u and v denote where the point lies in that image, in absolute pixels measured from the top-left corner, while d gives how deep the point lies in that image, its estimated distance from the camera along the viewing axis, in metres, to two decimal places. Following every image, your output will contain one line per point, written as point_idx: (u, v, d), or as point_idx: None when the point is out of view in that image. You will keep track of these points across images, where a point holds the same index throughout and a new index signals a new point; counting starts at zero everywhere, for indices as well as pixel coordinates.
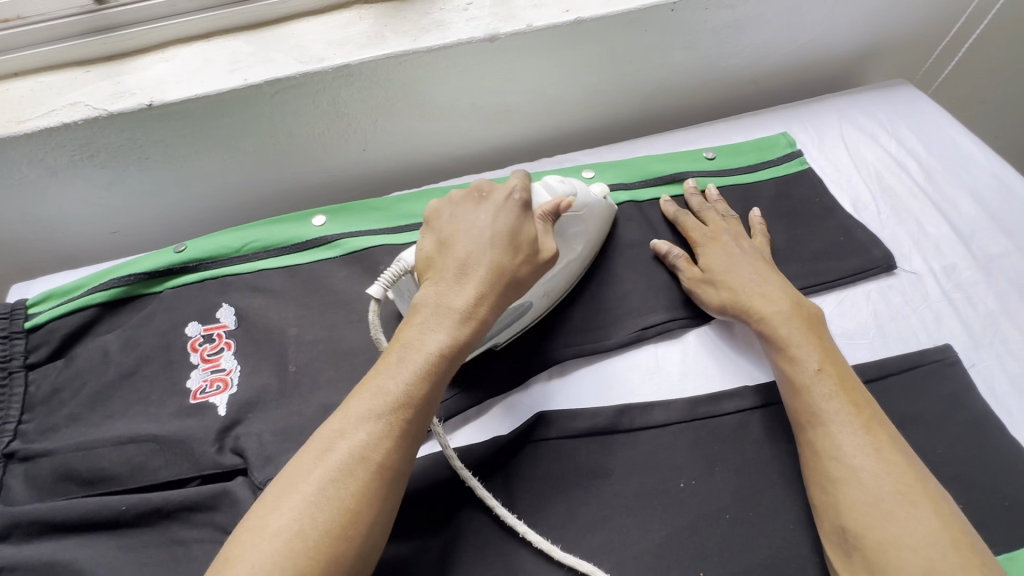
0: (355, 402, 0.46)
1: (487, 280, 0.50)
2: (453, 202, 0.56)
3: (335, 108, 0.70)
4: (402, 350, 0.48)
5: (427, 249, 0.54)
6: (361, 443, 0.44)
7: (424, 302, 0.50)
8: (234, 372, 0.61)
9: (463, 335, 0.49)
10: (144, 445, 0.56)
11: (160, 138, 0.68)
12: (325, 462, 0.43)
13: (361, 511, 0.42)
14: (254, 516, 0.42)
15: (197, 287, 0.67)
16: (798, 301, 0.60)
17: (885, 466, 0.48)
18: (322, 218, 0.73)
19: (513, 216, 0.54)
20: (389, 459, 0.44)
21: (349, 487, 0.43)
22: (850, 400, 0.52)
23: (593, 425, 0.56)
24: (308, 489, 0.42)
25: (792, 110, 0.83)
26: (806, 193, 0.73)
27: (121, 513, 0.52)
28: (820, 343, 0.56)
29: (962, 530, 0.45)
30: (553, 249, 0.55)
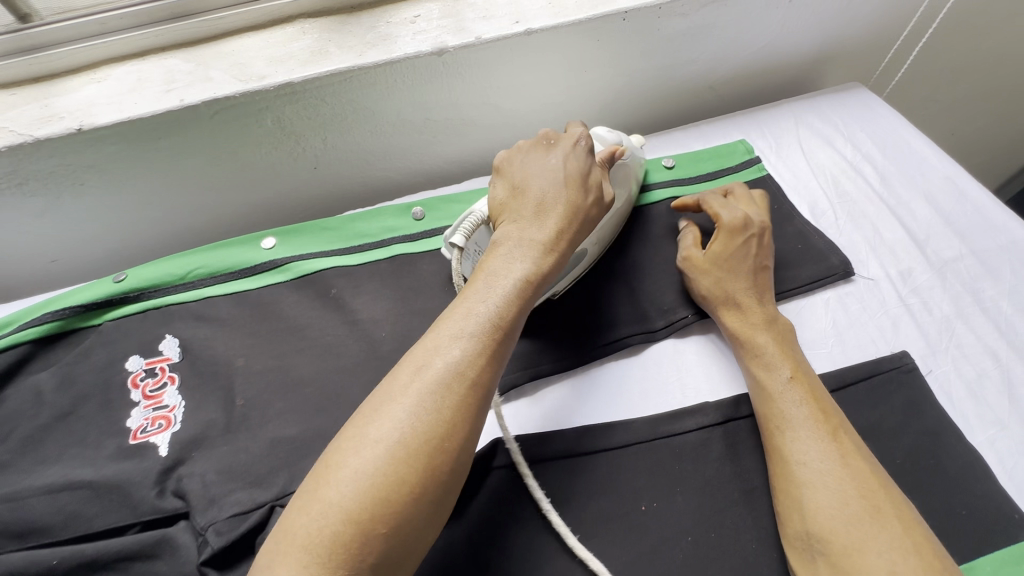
0: (449, 321, 0.46)
1: (563, 217, 0.53)
2: (523, 150, 0.59)
3: (280, 127, 0.68)
4: (486, 278, 0.49)
5: (500, 194, 0.56)
6: (457, 359, 0.43)
7: (504, 237, 0.52)
8: (177, 409, 0.58)
9: (546, 265, 0.51)
10: (78, 493, 0.52)
11: (93, 162, 0.65)
12: (425, 377, 0.43)
13: (458, 423, 0.42)
14: (343, 439, 0.41)
15: (139, 318, 0.64)
16: (772, 314, 0.61)
17: (848, 473, 0.48)
18: (271, 241, 0.70)
19: (585, 161, 0.57)
20: (487, 378, 0.44)
21: (451, 400, 0.42)
22: (817, 408, 0.53)
23: (552, 448, 0.55)
24: (408, 398, 0.42)
25: (750, 116, 0.82)
26: (764, 201, 0.73)
27: (52, 568, 0.49)
28: (790, 354, 0.57)
29: (925, 535, 0.45)
30: (612, 194, 0.59)
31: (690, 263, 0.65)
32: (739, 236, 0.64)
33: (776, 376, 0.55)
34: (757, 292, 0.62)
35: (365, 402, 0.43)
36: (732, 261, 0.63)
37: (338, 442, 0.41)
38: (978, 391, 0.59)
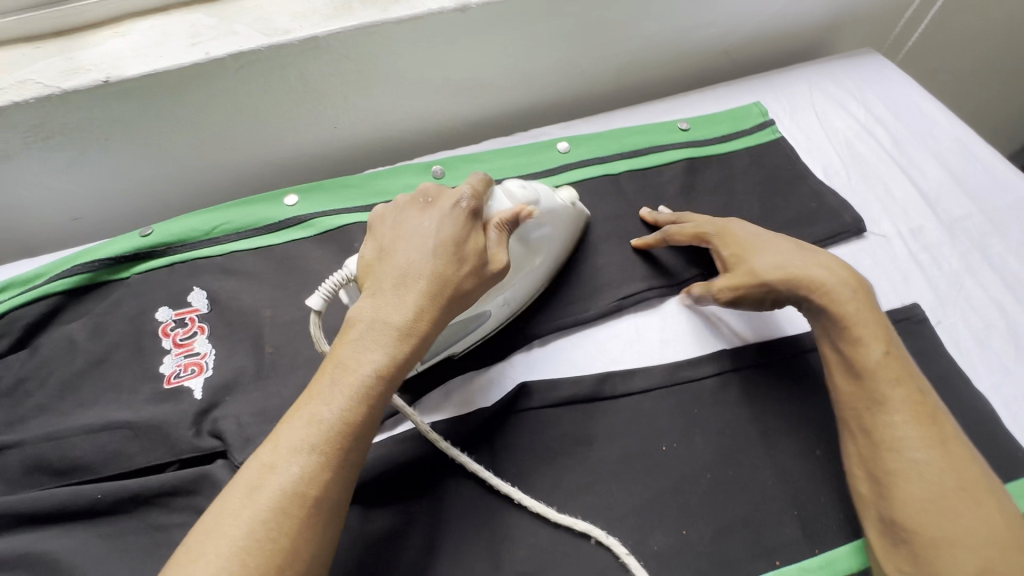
0: (285, 431, 0.42)
1: (428, 298, 0.46)
2: (399, 207, 0.52)
3: (303, 84, 0.68)
4: (334, 371, 0.44)
5: (369, 257, 0.50)
6: (295, 478, 0.40)
7: (359, 317, 0.46)
8: (208, 356, 0.60)
9: (402, 354, 0.45)
10: (118, 433, 0.54)
11: (119, 116, 0.65)
12: (254, 502, 0.40)
13: (297, 547, 0.39)
14: (177, 566, 0.38)
15: (166, 272, 0.65)
16: (854, 278, 0.55)
17: (922, 441, 0.47)
18: (294, 198, 0.71)
19: (464, 225, 0.49)
20: (327, 493, 0.41)
21: (284, 527, 0.39)
22: (899, 375, 0.50)
23: (575, 393, 0.57)
24: (237, 531, 0.38)
25: (763, 81, 0.83)
26: (778, 161, 0.74)
27: (97, 501, 0.51)
28: (872, 321, 0.52)
29: (985, 491, 0.45)
30: (505, 261, 0.50)
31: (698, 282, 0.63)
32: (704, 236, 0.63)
33: (852, 347, 0.52)
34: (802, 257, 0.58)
35: (215, 503, 0.41)
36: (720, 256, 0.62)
37: (192, 540, 0.39)
38: (986, 341, 0.61)
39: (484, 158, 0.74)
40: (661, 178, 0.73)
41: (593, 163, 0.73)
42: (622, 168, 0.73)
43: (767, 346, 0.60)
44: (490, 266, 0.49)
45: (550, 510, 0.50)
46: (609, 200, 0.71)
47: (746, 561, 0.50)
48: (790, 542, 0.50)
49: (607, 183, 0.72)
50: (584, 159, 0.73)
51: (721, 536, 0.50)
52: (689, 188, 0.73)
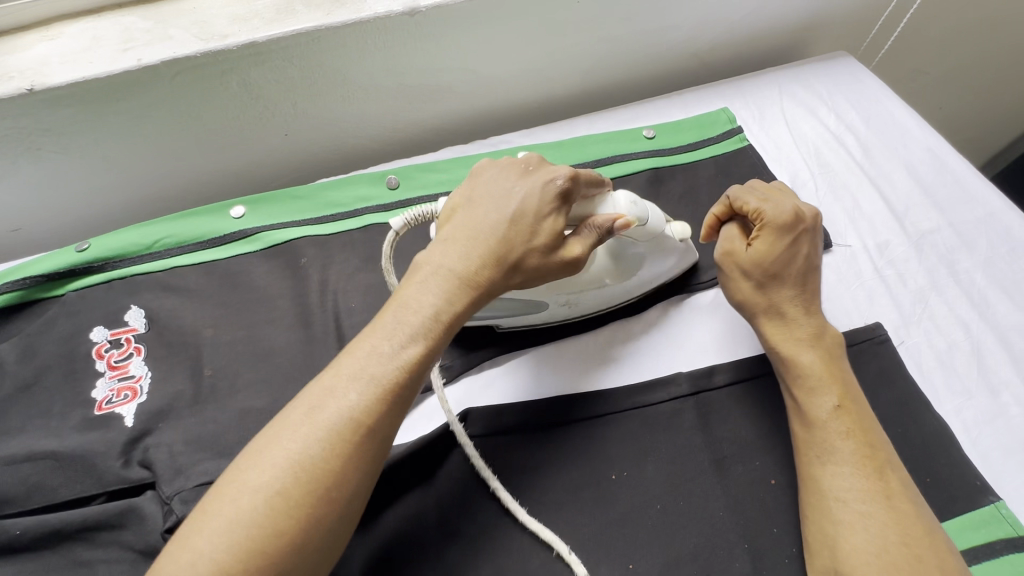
0: (349, 360, 0.43)
1: (494, 256, 0.47)
2: (499, 163, 0.52)
3: (246, 90, 0.65)
4: (397, 310, 0.45)
5: (452, 203, 0.51)
6: (350, 406, 0.41)
7: (427, 260, 0.47)
8: (143, 380, 0.57)
9: (461, 306, 0.46)
10: (42, 463, 0.52)
11: (49, 125, 0.62)
12: (312, 420, 0.40)
13: (345, 476, 0.40)
14: (230, 474, 0.39)
15: (104, 289, 0.63)
16: (822, 324, 0.56)
17: (867, 494, 0.47)
18: (240, 209, 0.68)
19: (551, 198, 0.48)
20: (377, 429, 0.41)
21: (336, 452, 0.40)
22: (852, 423, 0.50)
23: (524, 419, 0.55)
24: (293, 447, 0.39)
25: (733, 86, 0.80)
26: (744, 172, 0.72)
27: (16, 538, 0.48)
28: (823, 368, 0.53)
29: (929, 546, 0.44)
30: (578, 254, 0.49)
31: (728, 262, 0.58)
32: (783, 237, 0.56)
33: (806, 394, 0.52)
34: (805, 300, 0.56)
35: (277, 416, 0.42)
36: (776, 264, 0.56)
37: (258, 441, 0.41)
38: (948, 362, 0.59)
39: (442, 168, 0.72)
40: (623, 188, 0.70)
41: None
42: None
43: (725, 368, 0.58)
44: (561, 253, 0.48)
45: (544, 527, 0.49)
46: None
47: None
48: None
49: None
50: None
51: (668, 570, 0.49)
52: (652, 199, 0.70)
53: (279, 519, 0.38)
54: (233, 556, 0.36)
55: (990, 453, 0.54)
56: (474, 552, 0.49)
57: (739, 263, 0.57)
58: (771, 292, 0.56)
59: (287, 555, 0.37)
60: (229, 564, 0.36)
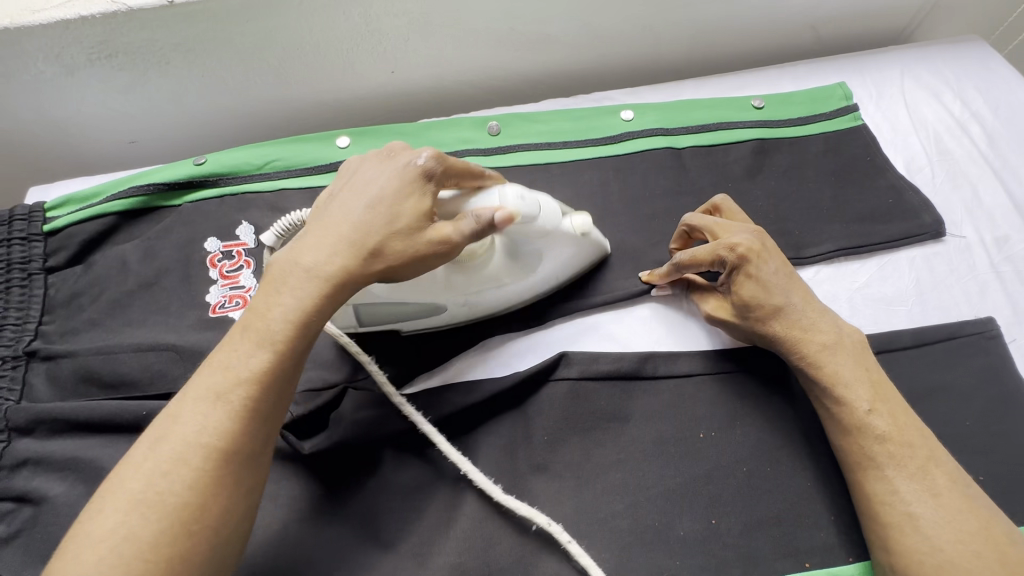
0: (193, 383, 0.41)
1: (351, 248, 0.43)
2: (362, 158, 0.47)
3: (365, 22, 0.66)
4: (249, 324, 0.43)
5: (313, 204, 0.47)
6: (198, 433, 0.40)
7: (278, 268, 0.43)
8: (253, 291, 0.61)
9: (317, 309, 0.42)
10: (164, 354, 0.56)
11: (181, 41, 0.64)
12: (156, 452, 0.39)
13: (199, 505, 0.38)
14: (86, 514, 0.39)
15: (216, 203, 0.66)
16: (812, 335, 0.52)
17: (917, 494, 0.45)
18: (346, 140, 0.69)
19: (404, 184, 0.44)
20: (232, 445, 0.40)
21: (185, 483, 0.38)
22: (891, 426, 0.48)
23: (619, 369, 0.55)
24: (137, 486, 0.38)
25: (851, 61, 0.77)
26: (857, 150, 0.69)
27: (141, 418, 0.53)
28: (845, 377, 0.50)
29: (982, 541, 0.43)
30: (450, 236, 0.43)
31: (721, 320, 0.56)
32: (744, 262, 0.53)
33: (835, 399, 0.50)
34: (802, 313, 0.53)
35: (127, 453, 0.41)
36: (759, 293, 0.53)
37: (107, 480, 0.40)
38: None
39: (543, 118, 0.71)
40: (727, 155, 0.69)
41: (656, 134, 0.69)
42: (687, 143, 0.69)
43: None
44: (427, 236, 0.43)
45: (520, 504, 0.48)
46: (669, 174, 0.68)
47: (773, 558, 0.48)
48: (822, 546, 0.49)
49: (669, 157, 0.68)
50: (648, 129, 0.70)
51: (750, 531, 0.49)
52: (756, 169, 0.68)
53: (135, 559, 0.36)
54: None
55: None
56: (559, 488, 0.51)
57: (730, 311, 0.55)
58: (764, 324, 0.53)
59: None
60: None
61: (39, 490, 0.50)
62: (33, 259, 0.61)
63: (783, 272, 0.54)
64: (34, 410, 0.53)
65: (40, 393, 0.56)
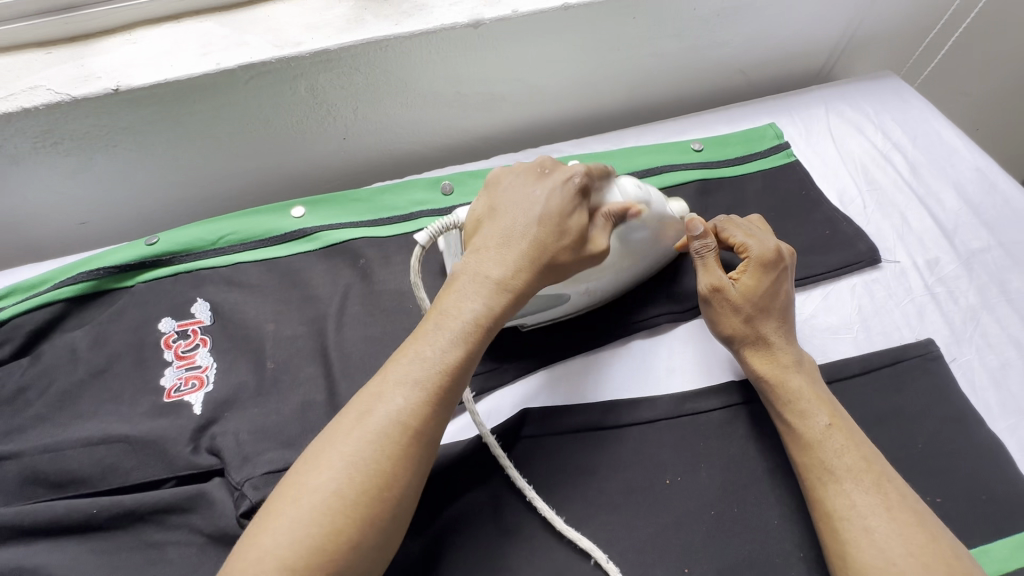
0: (393, 366, 0.45)
1: (529, 257, 0.48)
2: (513, 173, 0.54)
3: (313, 95, 0.68)
4: (438, 318, 0.47)
5: (477, 214, 0.52)
6: (398, 410, 0.42)
7: (463, 270, 0.49)
8: (210, 370, 0.60)
9: (499, 308, 0.47)
10: (116, 446, 0.54)
11: (128, 124, 0.65)
12: (362, 426, 0.42)
13: (396, 476, 0.41)
14: (295, 473, 0.41)
15: (170, 282, 0.65)
16: (791, 348, 0.57)
17: (872, 508, 0.47)
18: (300, 209, 0.70)
19: (568, 201, 0.50)
20: (425, 427, 0.43)
21: (387, 453, 0.41)
22: (844, 440, 0.51)
23: (582, 420, 0.56)
24: (346, 450, 0.41)
25: (780, 102, 0.82)
26: (792, 186, 0.73)
27: (92, 516, 0.51)
28: (805, 391, 0.54)
29: (933, 557, 0.44)
30: (604, 246, 0.51)
31: (718, 296, 0.58)
32: (769, 269, 0.58)
33: (794, 414, 0.53)
34: (786, 331, 0.57)
35: (328, 426, 0.43)
36: (763, 299, 0.58)
37: (311, 449, 0.42)
38: (1000, 380, 0.59)
39: None
40: (672, 199, 0.72)
41: None
42: None
43: None
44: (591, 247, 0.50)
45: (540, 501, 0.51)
46: None
47: None
48: None
49: None
50: None
51: None
52: (701, 210, 0.71)
53: (340, 518, 0.39)
54: (299, 549, 0.38)
55: None
56: (530, 549, 0.50)
57: (732, 294, 0.58)
58: (757, 323, 0.57)
59: (333, 561, 0.38)
60: (296, 561, 0.37)
61: None
62: None
63: (790, 298, 0.59)
64: None
65: None
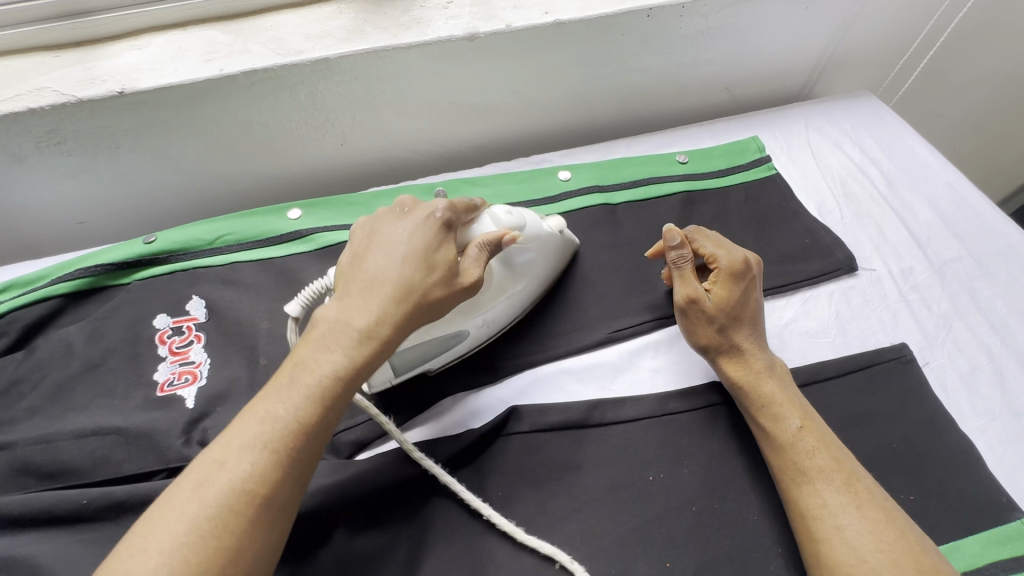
0: (238, 429, 0.43)
1: (394, 304, 0.47)
2: (375, 218, 0.53)
3: (312, 102, 0.70)
4: (293, 372, 0.45)
5: (343, 261, 0.51)
6: (243, 475, 0.41)
7: (322, 319, 0.47)
8: (203, 365, 0.61)
9: (360, 359, 0.46)
10: (107, 438, 0.54)
11: (131, 126, 0.67)
12: (201, 495, 0.40)
13: (238, 548, 0.40)
14: (126, 549, 0.39)
15: (166, 280, 0.66)
16: (760, 356, 0.58)
17: (844, 507, 0.48)
18: (297, 212, 0.72)
19: (434, 236, 0.50)
20: (274, 489, 0.42)
21: (227, 526, 0.40)
22: (817, 440, 0.53)
23: (568, 418, 0.57)
24: (184, 527, 0.39)
25: (761, 117, 0.85)
26: (773, 197, 0.75)
27: (82, 507, 0.51)
28: (775, 394, 0.56)
29: (903, 552, 0.45)
30: (476, 276, 0.51)
31: (694, 306, 0.60)
32: (738, 280, 0.61)
33: (769, 419, 0.55)
34: (757, 339, 0.60)
35: (166, 493, 0.41)
36: (736, 308, 0.60)
37: (147, 520, 0.40)
38: (971, 383, 0.62)
39: (487, 182, 0.76)
40: (658, 207, 0.74)
41: (591, 192, 0.75)
42: (621, 199, 0.74)
43: None
44: (460, 280, 0.50)
45: (501, 518, 0.50)
46: (604, 229, 0.73)
47: None
48: None
49: (604, 212, 0.74)
50: (583, 187, 0.75)
51: (703, 571, 0.50)
52: (685, 219, 0.74)
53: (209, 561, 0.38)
54: None
55: (1015, 472, 0.57)
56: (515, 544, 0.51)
57: (707, 305, 0.59)
58: (728, 333, 0.59)
59: None
60: None
61: None
62: None
63: (759, 308, 0.62)
64: None
65: None
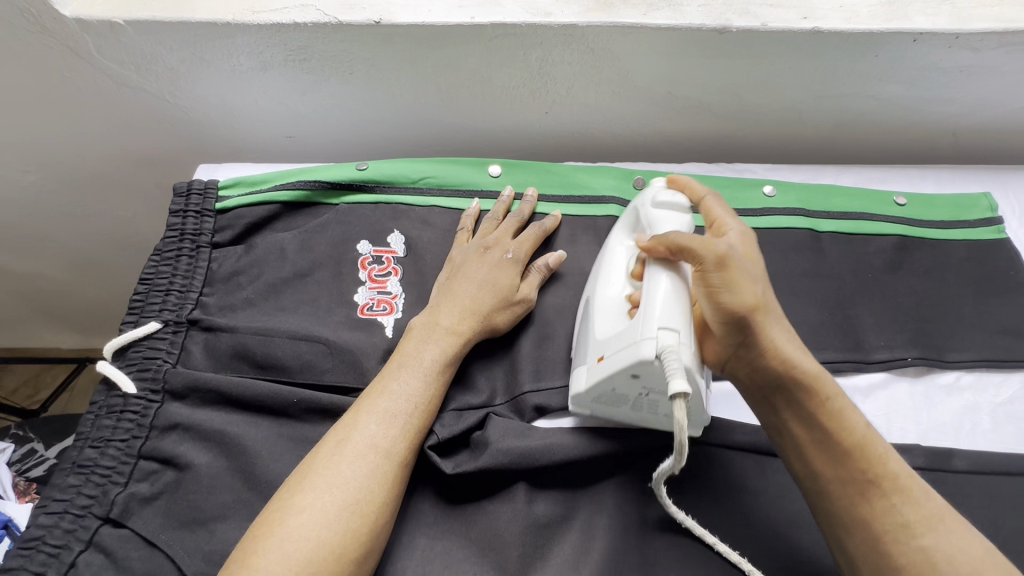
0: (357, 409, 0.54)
1: (443, 304, 0.57)
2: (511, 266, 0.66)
3: (540, 66, 0.70)
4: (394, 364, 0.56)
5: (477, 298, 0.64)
6: (338, 429, 0.49)
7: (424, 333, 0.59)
8: (399, 299, 0.63)
9: (418, 335, 0.55)
10: (316, 346, 0.57)
11: (371, 56, 0.69)
12: (310, 458, 0.48)
13: (344, 495, 0.45)
14: (276, 502, 0.45)
15: (370, 208, 0.68)
16: (817, 390, 0.46)
17: (882, 517, 0.43)
18: (497, 169, 0.72)
19: (490, 264, 0.60)
20: (360, 438, 0.48)
21: (325, 479, 0.45)
22: (916, 513, 0.43)
23: (756, 442, 0.55)
24: (304, 484, 0.45)
25: (992, 173, 0.78)
26: (1000, 262, 0.69)
27: (290, 405, 0.54)
28: (851, 437, 0.45)
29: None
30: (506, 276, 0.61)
31: (724, 269, 0.45)
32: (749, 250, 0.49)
33: (835, 460, 0.45)
34: (786, 330, 0.47)
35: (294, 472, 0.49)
36: (756, 282, 0.46)
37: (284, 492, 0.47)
38: None
39: None
40: (869, 245, 0.69)
41: (796, 214, 0.70)
42: (828, 228, 0.70)
43: (965, 455, 0.55)
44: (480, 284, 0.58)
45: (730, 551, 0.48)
46: (807, 255, 0.68)
47: None
48: None
49: (809, 238, 0.69)
50: (789, 207, 0.71)
51: None
52: (896, 264, 0.68)
53: (323, 516, 0.44)
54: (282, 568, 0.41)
55: None
56: (687, 553, 0.50)
57: (713, 281, 0.45)
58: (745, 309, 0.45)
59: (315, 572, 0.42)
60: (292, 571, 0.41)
61: (186, 456, 0.52)
62: (203, 233, 0.65)
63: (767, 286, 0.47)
64: (191, 378, 0.55)
65: (195, 361, 0.58)
